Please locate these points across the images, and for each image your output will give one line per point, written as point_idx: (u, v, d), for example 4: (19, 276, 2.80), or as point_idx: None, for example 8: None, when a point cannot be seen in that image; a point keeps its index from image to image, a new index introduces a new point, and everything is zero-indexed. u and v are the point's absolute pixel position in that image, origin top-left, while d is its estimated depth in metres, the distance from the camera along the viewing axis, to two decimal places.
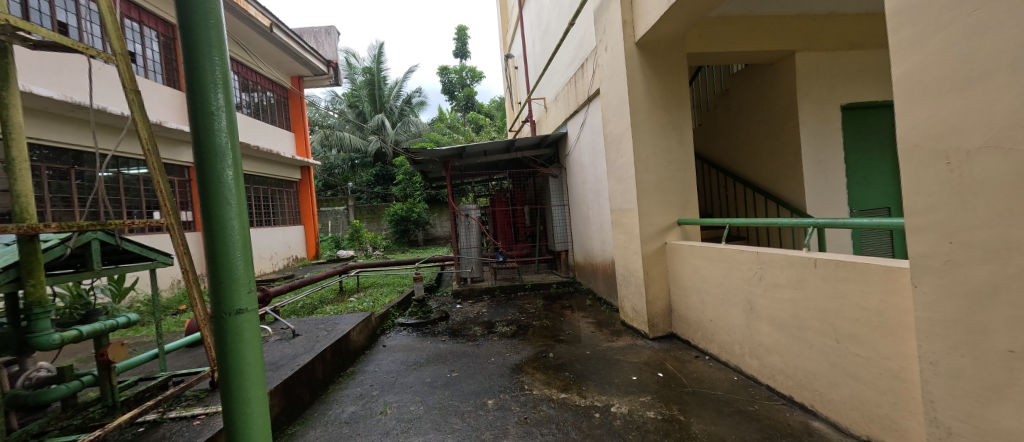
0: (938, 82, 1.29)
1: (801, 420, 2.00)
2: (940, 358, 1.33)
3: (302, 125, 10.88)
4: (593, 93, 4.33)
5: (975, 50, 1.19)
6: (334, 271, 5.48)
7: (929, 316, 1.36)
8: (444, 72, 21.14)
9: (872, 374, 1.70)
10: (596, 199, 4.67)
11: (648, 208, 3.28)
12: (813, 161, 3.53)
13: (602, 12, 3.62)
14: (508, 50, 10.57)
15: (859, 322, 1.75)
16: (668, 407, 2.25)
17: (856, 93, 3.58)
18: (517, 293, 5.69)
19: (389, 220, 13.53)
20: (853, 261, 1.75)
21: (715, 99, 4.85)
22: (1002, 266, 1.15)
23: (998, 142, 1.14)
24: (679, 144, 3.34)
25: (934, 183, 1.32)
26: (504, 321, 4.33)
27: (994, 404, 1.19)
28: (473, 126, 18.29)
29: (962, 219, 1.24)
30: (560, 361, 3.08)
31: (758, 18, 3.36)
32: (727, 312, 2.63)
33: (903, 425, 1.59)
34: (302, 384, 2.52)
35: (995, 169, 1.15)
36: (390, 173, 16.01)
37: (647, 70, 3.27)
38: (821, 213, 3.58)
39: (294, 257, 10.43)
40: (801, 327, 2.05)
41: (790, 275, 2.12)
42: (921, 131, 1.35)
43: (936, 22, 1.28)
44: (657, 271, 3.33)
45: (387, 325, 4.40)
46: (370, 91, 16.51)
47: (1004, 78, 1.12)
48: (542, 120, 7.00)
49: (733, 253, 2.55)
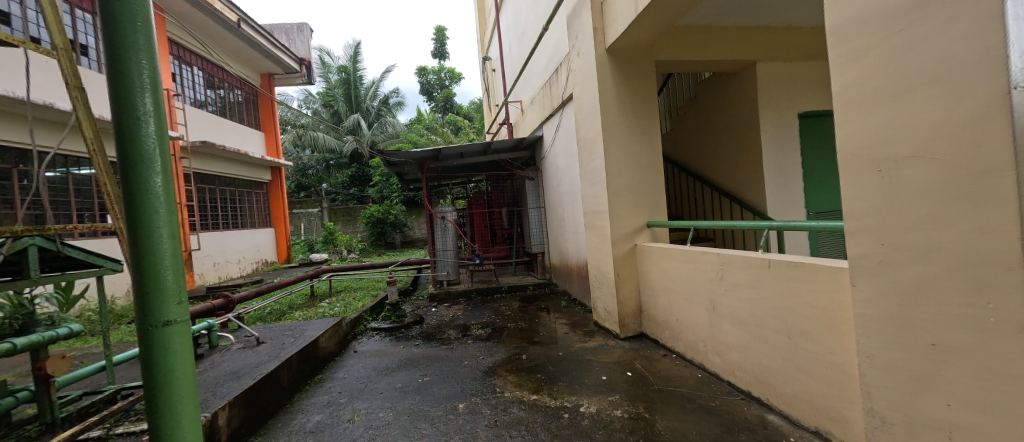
0: (872, 96, 1.39)
1: (758, 413, 2.10)
2: (875, 352, 1.44)
3: (272, 124, 10.50)
4: (567, 98, 4.39)
5: (900, 69, 1.29)
6: (304, 275, 5.31)
7: (865, 313, 1.46)
8: (423, 71, 20.90)
9: (819, 367, 1.81)
10: (570, 201, 4.74)
11: (619, 211, 3.36)
12: (774, 165, 3.71)
13: (575, 18, 3.68)
14: (485, 52, 10.55)
15: (808, 319, 1.85)
16: (634, 405, 2.31)
17: (812, 102, 3.78)
18: (494, 295, 5.67)
19: (365, 222, 13.27)
20: (802, 262, 1.85)
21: (684, 105, 4.99)
22: (926, 265, 1.25)
23: (920, 152, 1.24)
24: (648, 147, 3.43)
25: (870, 190, 1.41)
26: (479, 324, 4.32)
27: (922, 393, 1.29)
28: (451, 127, 18.45)
29: (893, 222, 1.33)
30: (533, 363, 3.11)
31: (721, 29, 3.51)
32: (693, 311, 2.72)
33: (845, 415, 1.69)
34: (266, 391, 2.44)
35: (919, 177, 1.25)
36: (366, 175, 15.74)
37: (618, 75, 3.35)
38: (781, 216, 3.75)
39: (264, 261, 10.09)
40: (758, 324, 2.15)
41: (748, 275, 2.21)
42: (857, 141, 1.46)
43: (871, 37, 1.37)
44: (628, 273, 3.41)
45: (359, 329, 4.31)
46: (345, 90, 16.19)
47: (923, 94, 1.22)
48: (519, 123, 7.05)
49: (697, 254, 2.64)
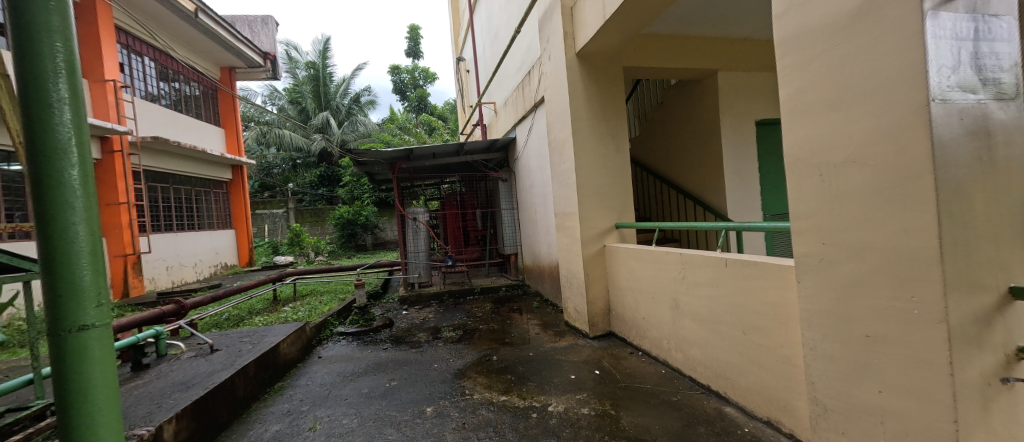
0: (813, 105, 1.49)
1: (716, 406, 2.19)
2: (818, 345, 1.53)
3: (233, 120, 9.98)
4: (538, 100, 4.44)
5: (836, 81, 1.39)
6: (266, 278, 5.07)
7: (809, 308, 1.56)
8: (396, 70, 20.53)
9: (770, 360, 1.91)
10: (542, 203, 4.78)
11: (588, 212, 3.42)
12: (733, 169, 3.91)
13: (546, 22, 3.74)
14: (459, 52, 10.50)
15: (760, 315, 1.95)
16: (601, 402, 2.35)
17: (768, 111, 4.01)
18: (466, 297, 5.63)
19: (334, 224, 12.85)
20: (754, 261, 1.96)
21: (651, 110, 5.16)
22: (860, 263, 1.34)
23: (855, 158, 1.34)
24: (616, 150, 3.52)
25: (813, 193, 1.51)
26: (450, 326, 4.28)
27: (858, 382, 1.39)
28: (425, 127, 18.25)
29: (833, 223, 1.43)
30: (503, 364, 3.11)
31: (684, 39, 3.67)
32: (658, 310, 2.81)
33: (793, 404, 1.80)
34: (219, 401, 2.30)
35: (853, 181, 1.35)
36: (336, 175, 15.25)
37: (587, 80, 3.42)
38: (740, 218, 3.95)
39: (224, 264, 9.56)
40: (717, 321, 2.25)
41: (707, 274, 2.31)
42: (801, 147, 1.55)
43: (813, 50, 1.47)
44: (597, 273, 3.47)
45: (324, 334, 4.16)
46: (314, 87, 15.65)
47: (856, 104, 1.32)
48: (492, 124, 7.06)
49: (661, 254, 2.73)
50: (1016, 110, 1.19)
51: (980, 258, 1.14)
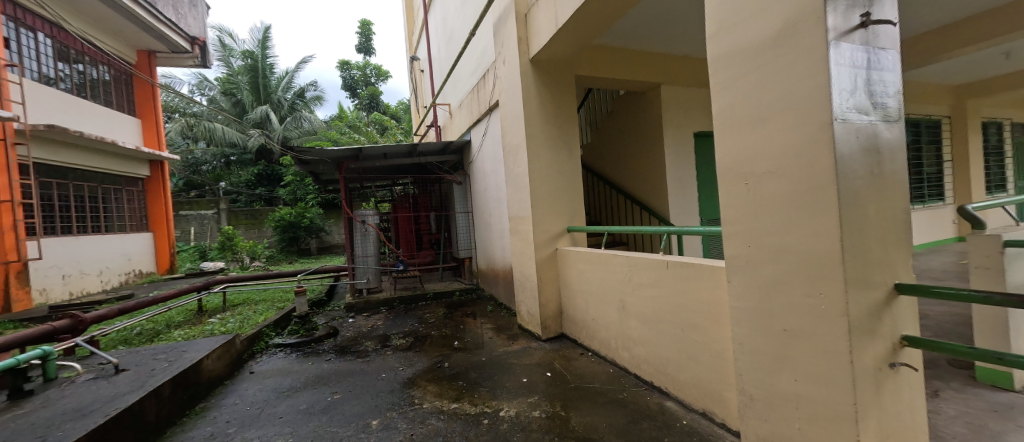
0: (740, 120, 1.62)
1: (658, 402, 2.31)
2: (745, 339, 1.67)
3: (151, 109, 8.90)
4: (493, 104, 4.45)
5: (758, 98, 1.53)
6: (189, 287, 4.54)
7: (738, 306, 1.69)
8: (346, 66, 19.57)
9: (705, 356, 2.05)
10: (497, 206, 4.78)
11: (541, 216, 3.47)
12: (674, 177, 4.19)
13: (501, 27, 3.76)
14: (413, 51, 10.25)
15: (697, 313, 2.09)
16: (552, 404, 2.38)
17: (704, 124, 4.36)
18: (418, 303, 5.46)
19: (273, 226, 11.89)
20: (692, 262, 2.09)
21: (601, 118, 5.38)
22: (779, 264, 1.48)
23: (774, 169, 1.48)
24: (568, 156, 3.62)
25: (739, 200, 1.65)
26: (400, 333, 4.11)
27: (777, 372, 1.53)
28: (376, 126, 17.57)
29: (757, 228, 1.57)
30: (455, 370, 3.04)
31: (630, 53, 3.88)
32: (606, 310, 2.91)
33: (724, 395, 1.94)
34: (123, 429, 2.00)
35: (774, 190, 1.49)
36: (276, 174, 14.14)
37: (540, 85, 3.49)
38: (681, 222, 4.24)
39: (139, 272, 8.43)
40: (659, 320, 2.37)
41: (650, 276, 2.43)
42: (731, 157, 1.69)
43: (739, 69, 1.61)
44: (549, 276, 3.53)
45: (258, 347, 3.80)
46: (251, 78, 14.45)
47: (774, 120, 1.46)
48: (447, 126, 6.95)
49: (609, 257, 2.83)
50: (898, 131, 1.39)
51: (871, 259, 1.30)
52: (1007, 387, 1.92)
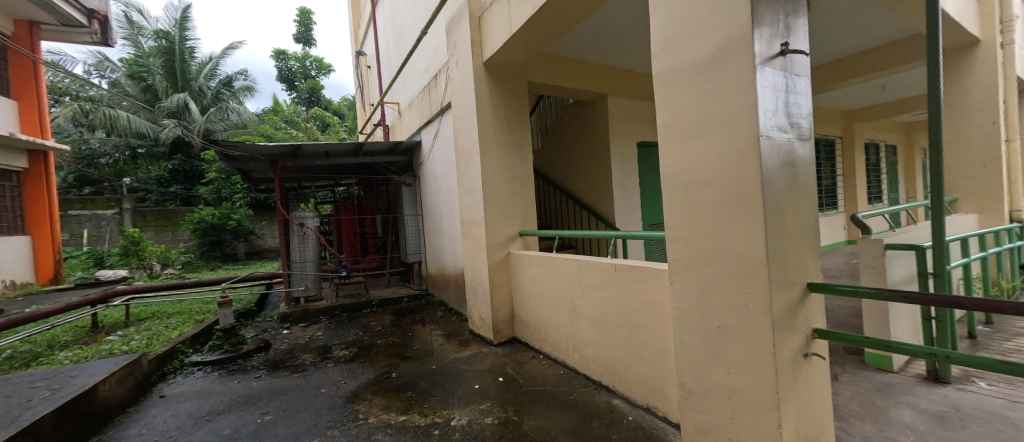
0: (680, 134, 1.74)
1: (606, 400, 2.39)
2: (685, 337, 1.79)
3: (32, 90, 7.48)
4: (445, 105, 4.36)
5: (696, 114, 1.65)
6: (79, 300, 3.84)
7: (678, 306, 1.81)
8: (282, 55, 18.09)
9: (649, 354, 2.16)
10: (448, 210, 4.68)
11: (493, 220, 3.46)
12: (619, 184, 4.42)
13: (454, 27, 3.70)
14: (359, 45, 9.77)
15: (642, 314, 2.20)
16: (505, 410, 2.36)
17: (646, 134, 4.65)
18: (363, 310, 5.15)
19: (191, 229, 10.55)
20: (638, 266, 2.20)
21: (552, 125, 5.52)
22: (714, 267, 1.61)
23: (709, 179, 1.61)
24: (521, 160, 3.65)
25: (679, 207, 1.77)
26: (343, 344, 3.84)
27: (712, 367, 1.66)
28: (317, 122, 16.44)
29: (695, 233, 1.69)
30: (403, 380, 2.90)
31: (580, 63, 4.04)
32: (557, 313, 2.97)
33: (666, 390, 2.07)
34: None
35: (709, 198, 1.61)
36: (196, 170, 12.60)
37: (494, 89, 3.49)
38: (625, 227, 4.47)
39: (10, 284, 6.98)
40: (607, 321, 2.47)
41: (599, 279, 2.52)
42: (672, 167, 1.81)
43: (679, 86, 1.73)
44: (501, 280, 3.53)
45: (170, 367, 3.32)
46: (166, 62, 12.81)
47: (709, 135, 1.59)
48: (396, 126, 6.69)
49: (560, 260, 2.90)
50: (808, 148, 1.59)
51: (789, 262, 1.46)
52: (886, 367, 2.29)
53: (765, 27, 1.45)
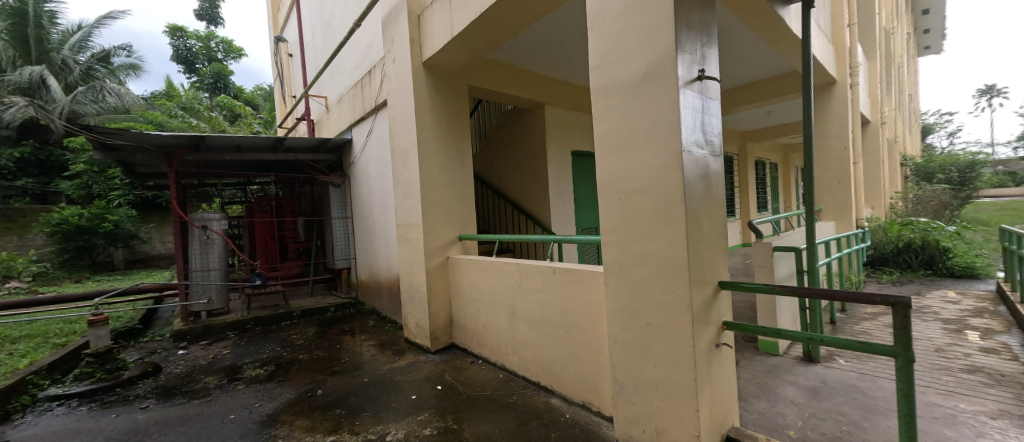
0: (614, 145, 1.87)
1: (544, 400, 2.46)
2: (617, 335, 1.91)
3: None
4: (380, 103, 4.14)
5: (628, 128, 1.79)
6: None
7: (612, 306, 1.93)
8: (179, 32, 15.67)
9: (584, 352, 2.27)
10: (382, 213, 4.44)
11: (432, 224, 3.36)
12: (555, 190, 4.60)
13: (391, 23, 3.55)
14: (279, 31, 8.86)
15: (578, 314, 2.31)
16: (444, 419, 2.29)
17: (579, 143, 4.92)
18: (281, 323, 4.63)
19: (46, 232, 8.53)
20: (575, 269, 2.30)
21: (491, 130, 5.56)
22: (643, 269, 1.76)
23: (640, 188, 1.74)
24: (460, 164, 3.61)
25: (613, 213, 1.90)
26: (257, 362, 3.40)
27: (641, 360, 1.79)
28: (224, 112, 14.49)
29: (627, 237, 1.83)
30: (330, 397, 2.65)
31: (519, 71, 4.13)
32: (496, 317, 2.98)
33: (600, 386, 2.19)
34: None
35: (639, 205, 1.76)
36: (55, 160, 10.26)
37: (433, 90, 3.40)
38: (560, 231, 4.67)
39: None
40: (545, 323, 2.54)
41: (538, 282, 2.59)
42: (607, 176, 1.93)
43: (613, 101, 1.86)
44: (440, 286, 3.43)
45: (14, 405, 2.63)
46: (12, 25, 10.34)
47: (639, 147, 1.74)
48: (322, 122, 6.18)
49: (500, 264, 2.92)
50: (718, 163, 1.81)
51: (704, 263, 1.65)
52: (774, 351, 2.70)
53: (685, 54, 1.63)
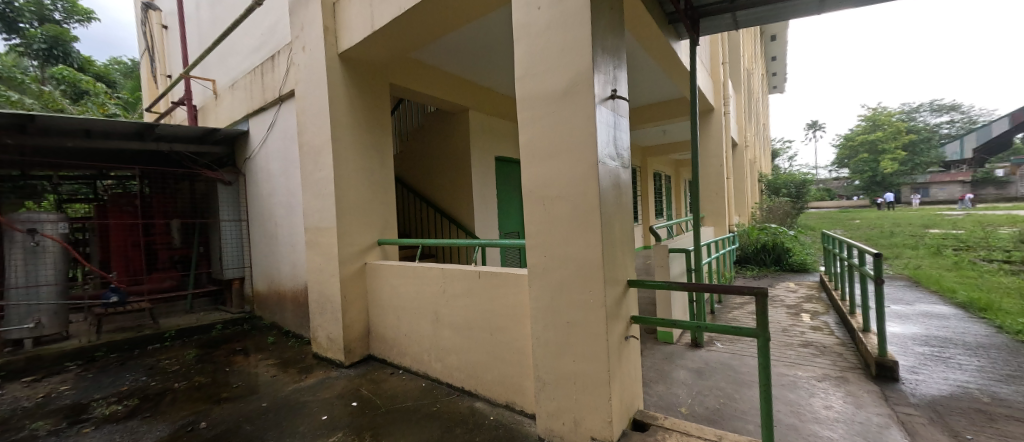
0: (538, 153, 1.96)
1: (469, 404, 2.44)
2: (540, 333, 1.99)
3: None
4: (285, 93, 3.70)
5: (551, 137, 1.90)
6: None
7: (535, 306, 2.01)
8: None
9: (508, 353, 2.32)
10: (287, 215, 3.96)
11: (348, 227, 3.11)
12: (479, 194, 4.63)
13: (300, 6, 3.21)
14: None
15: (503, 316, 2.35)
16: (360, 437, 2.12)
17: (503, 150, 5.03)
18: (147, 347, 3.80)
19: None
20: (500, 271, 2.34)
21: (413, 130, 5.36)
22: (564, 270, 1.87)
23: (561, 194, 1.86)
24: (380, 164, 3.41)
25: (537, 218, 1.98)
26: (111, 397, 2.73)
27: (562, 356, 1.90)
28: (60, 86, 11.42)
29: (550, 240, 1.93)
30: (217, 430, 2.25)
31: (444, 74, 4.08)
32: (419, 324, 2.87)
33: (523, 384, 2.26)
34: None
35: (561, 210, 1.87)
36: None
37: (350, 85, 3.17)
38: (484, 235, 4.70)
39: None
40: (470, 327, 2.53)
41: (463, 286, 2.56)
42: (531, 181, 2.01)
43: (537, 112, 1.95)
44: (355, 294, 3.18)
45: None
46: None
47: (561, 156, 1.85)
48: (209, 108, 5.29)
49: (422, 269, 2.82)
50: (627, 174, 2.02)
51: (616, 263, 1.82)
52: (670, 340, 3.09)
53: (600, 74, 1.79)
